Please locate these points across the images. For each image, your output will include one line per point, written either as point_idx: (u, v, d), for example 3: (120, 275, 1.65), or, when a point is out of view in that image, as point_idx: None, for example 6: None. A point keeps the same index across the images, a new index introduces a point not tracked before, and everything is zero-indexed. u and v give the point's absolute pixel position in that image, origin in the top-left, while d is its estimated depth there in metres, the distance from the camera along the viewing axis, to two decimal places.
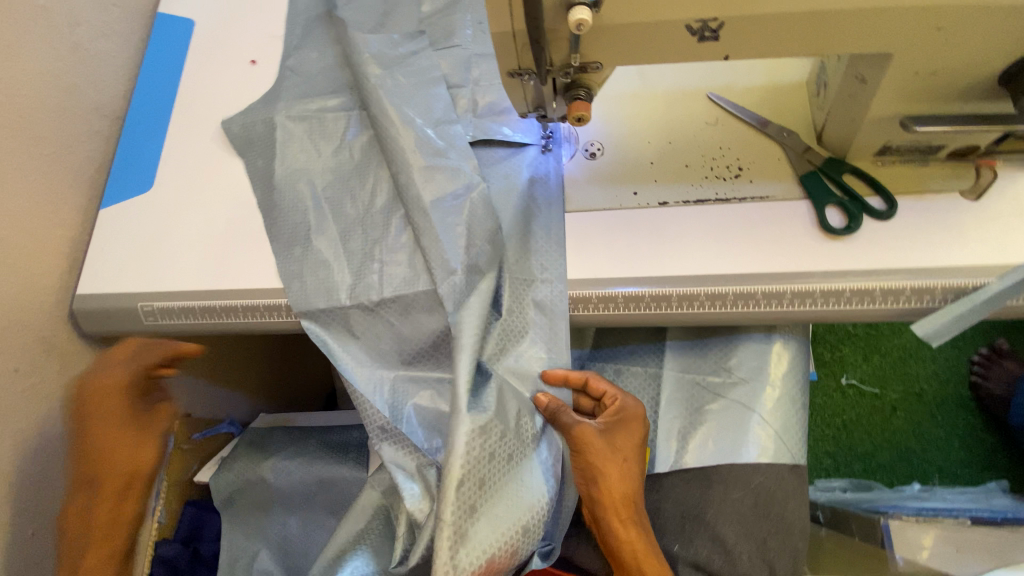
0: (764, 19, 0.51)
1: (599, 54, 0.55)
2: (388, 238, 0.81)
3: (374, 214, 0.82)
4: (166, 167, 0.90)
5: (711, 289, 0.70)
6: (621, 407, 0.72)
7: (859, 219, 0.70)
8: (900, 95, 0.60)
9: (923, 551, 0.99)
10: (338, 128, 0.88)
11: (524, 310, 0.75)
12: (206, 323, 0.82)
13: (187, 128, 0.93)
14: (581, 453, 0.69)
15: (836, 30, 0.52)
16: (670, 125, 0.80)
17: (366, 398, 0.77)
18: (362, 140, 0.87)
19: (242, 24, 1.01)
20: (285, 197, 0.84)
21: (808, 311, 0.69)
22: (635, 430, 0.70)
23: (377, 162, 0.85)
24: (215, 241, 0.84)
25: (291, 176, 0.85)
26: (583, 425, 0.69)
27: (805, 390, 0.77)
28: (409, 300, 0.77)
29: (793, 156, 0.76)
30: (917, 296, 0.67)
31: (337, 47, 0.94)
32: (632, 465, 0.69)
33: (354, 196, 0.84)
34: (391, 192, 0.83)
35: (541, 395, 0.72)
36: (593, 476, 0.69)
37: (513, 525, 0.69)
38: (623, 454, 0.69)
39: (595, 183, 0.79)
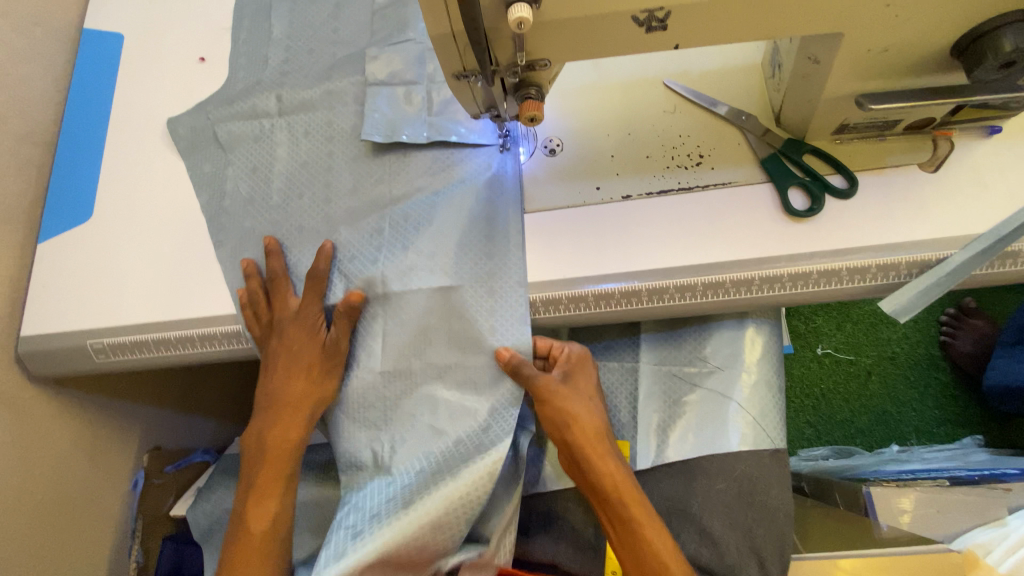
0: (713, 6, 0.49)
1: (545, 51, 0.53)
2: (343, 248, 0.76)
3: (328, 226, 0.78)
4: (108, 189, 0.85)
5: (680, 281, 0.70)
6: (569, 353, 0.74)
7: (821, 201, 0.69)
8: (855, 72, 0.59)
9: (902, 515, 1.03)
10: (288, 134, 0.83)
11: (485, 317, 0.72)
12: (171, 355, 0.78)
13: (129, 144, 0.87)
14: (551, 398, 0.69)
15: (787, 13, 0.50)
16: (629, 114, 0.79)
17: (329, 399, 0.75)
18: (314, 144, 0.82)
19: (183, 25, 0.94)
20: (239, 214, 0.80)
21: (776, 295, 0.70)
22: (585, 372, 0.74)
23: (327, 169, 0.81)
24: (164, 269, 0.79)
25: (243, 190, 0.81)
26: (545, 374, 0.70)
27: (781, 374, 0.77)
28: (365, 315, 0.74)
29: (752, 140, 0.75)
30: (883, 273, 0.68)
31: (284, 46, 0.89)
32: (595, 403, 0.73)
33: (306, 208, 0.79)
34: (346, 198, 0.79)
35: (501, 347, 0.70)
36: (565, 419, 0.70)
37: (456, 491, 0.68)
38: (585, 394, 0.72)
39: (556, 180, 0.77)
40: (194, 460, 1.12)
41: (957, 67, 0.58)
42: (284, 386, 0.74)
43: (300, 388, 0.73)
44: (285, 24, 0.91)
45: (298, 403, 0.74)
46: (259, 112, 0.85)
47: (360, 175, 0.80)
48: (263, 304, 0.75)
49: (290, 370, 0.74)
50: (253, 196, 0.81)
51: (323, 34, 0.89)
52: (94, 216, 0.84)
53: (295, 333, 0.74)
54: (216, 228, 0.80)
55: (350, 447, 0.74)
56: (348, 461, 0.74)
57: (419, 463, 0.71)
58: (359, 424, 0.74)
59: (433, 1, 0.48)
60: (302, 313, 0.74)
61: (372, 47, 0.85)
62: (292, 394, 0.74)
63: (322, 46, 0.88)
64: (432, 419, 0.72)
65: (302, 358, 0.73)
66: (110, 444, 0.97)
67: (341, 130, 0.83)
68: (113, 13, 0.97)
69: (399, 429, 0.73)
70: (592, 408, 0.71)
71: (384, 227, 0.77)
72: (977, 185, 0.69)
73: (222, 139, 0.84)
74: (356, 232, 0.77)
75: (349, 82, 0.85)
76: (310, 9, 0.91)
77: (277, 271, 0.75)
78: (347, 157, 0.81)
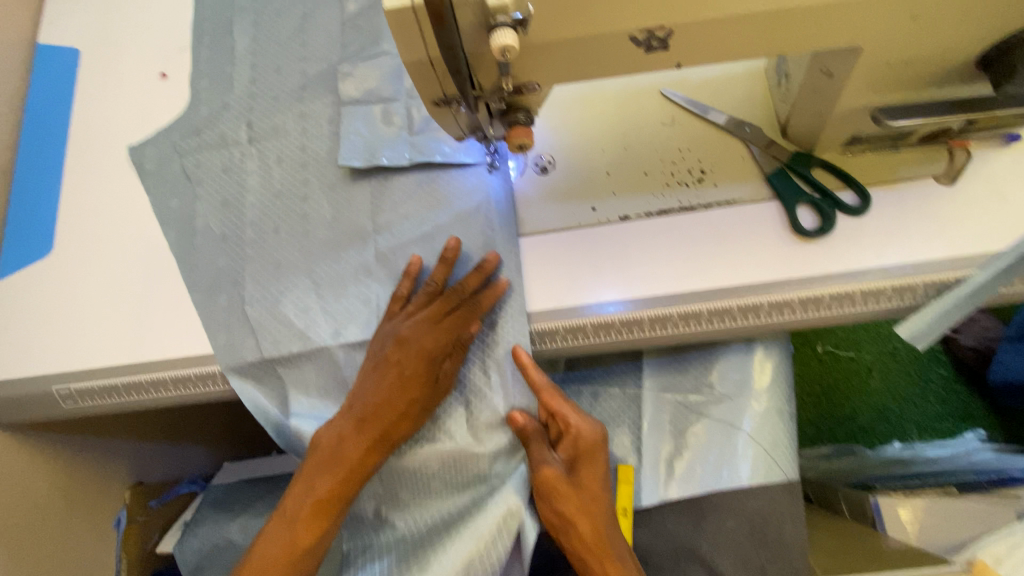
0: (720, 23, 0.44)
1: (534, 74, 0.47)
2: (325, 280, 0.72)
3: (306, 259, 0.73)
4: (70, 225, 0.79)
5: (683, 309, 0.65)
6: (578, 436, 0.66)
7: (832, 219, 0.65)
8: (871, 86, 0.54)
9: (909, 526, 0.99)
10: (259, 160, 0.78)
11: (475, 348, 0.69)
12: (154, 397, 0.73)
13: (89, 176, 0.81)
14: (551, 499, 0.65)
15: (799, 28, 0.45)
16: (624, 127, 0.74)
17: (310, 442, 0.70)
18: (287, 169, 0.77)
19: (140, 42, 0.88)
20: (211, 249, 0.75)
21: (785, 321, 0.66)
22: (593, 461, 0.67)
23: (305, 194, 0.76)
24: (132, 308, 0.74)
25: (213, 224, 0.75)
26: (547, 468, 0.64)
27: (790, 399, 0.72)
28: (355, 356, 0.70)
29: (756, 153, 0.70)
30: (899, 295, 0.64)
31: (250, 62, 0.83)
32: (599, 502, 0.66)
33: (283, 241, 0.74)
34: (327, 227, 0.74)
35: (515, 412, 0.66)
36: (564, 525, 0.65)
37: (463, 552, 0.67)
38: (591, 493, 0.66)
39: (548, 201, 0.72)
40: (181, 491, 1.08)
41: (980, 77, 0.54)
42: (346, 431, 0.66)
43: (341, 438, 0.66)
44: (251, 39, 0.85)
45: (366, 451, 0.66)
46: (227, 138, 0.79)
47: (341, 204, 0.75)
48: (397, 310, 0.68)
49: (377, 415, 0.65)
50: (226, 227, 0.75)
51: (291, 49, 0.83)
52: (56, 255, 0.78)
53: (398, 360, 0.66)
54: (188, 265, 0.75)
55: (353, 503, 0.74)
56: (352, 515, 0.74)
57: (428, 518, 0.72)
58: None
59: (404, 27, 0.42)
60: (438, 331, 0.66)
61: (345, 63, 0.80)
62: (364, 440, 0.65)
63: (292, 61, 0.83)
64: (433, 474, 0.70)
65: (400, 393, 0.65)
66: (88, 487, 0.92)
67: (317, 153, 0.77)
68: (68, 27, 0.90)
69: (400, 488, 0.72)
70: (596, 515, 0.65)
71: (370, 258, 0.72)
72: (996, 198, 0.64)
73: (188, 169, 0.78)
74: (341, 266, 0.72)
75: (323, 101, 0.79)
76: (277, 20, 0.85)
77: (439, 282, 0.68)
78: (324, 183, 0.76)
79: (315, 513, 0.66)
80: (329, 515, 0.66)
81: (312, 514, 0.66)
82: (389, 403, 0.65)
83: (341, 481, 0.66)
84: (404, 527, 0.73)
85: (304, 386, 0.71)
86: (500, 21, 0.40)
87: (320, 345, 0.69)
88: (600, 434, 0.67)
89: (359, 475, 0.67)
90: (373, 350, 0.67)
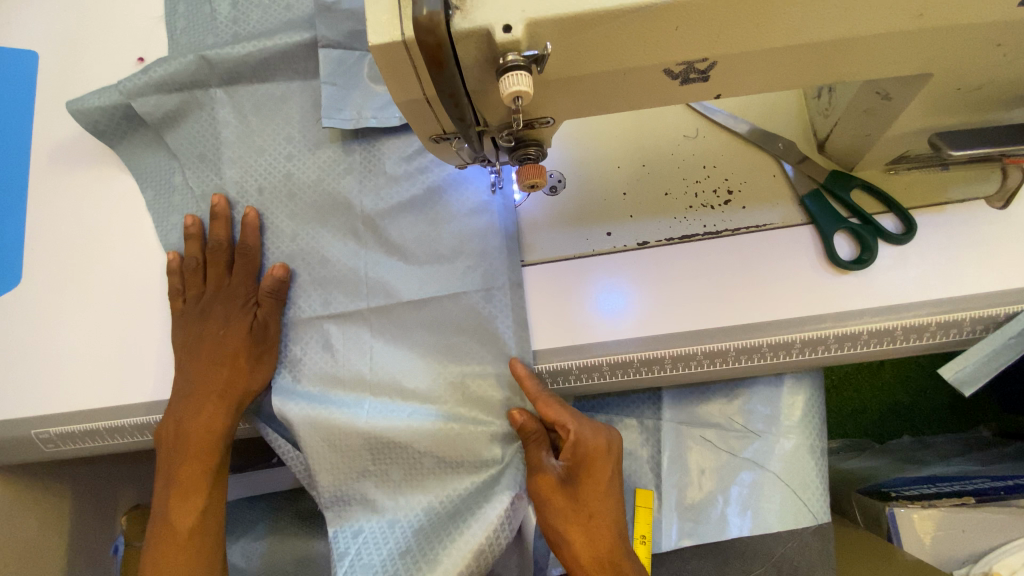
0: (772, 53, 0.36)
1: (549, 108, 0.40)
2: (317, 245, 0.69)
3: (291, 222, 0.70)
4: (41, 239, 0.73)
5: (708, 346, 0.60)
6: (580, 444, 0.62)
7: (873, 250, 0.59)
8: (932, 110, 0.47)
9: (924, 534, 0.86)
10: (234, 111, 0.72)
11: (466, 316, 0.65)
12: (143, 440, 0.69)
13: (60, 179, 0.75)
14: (545, 505, 0.62)
15: (868, 56, 0.38)
16: (644, 141, 0.67)
17: (298, 414, 0.63)
18: (269, 130, 0.72)
19: (107, 22, 0.79)
20: (191, 212, 0.72)
21: (819, 358, 0.60)
22: (596, 468, 0.63)
23: (285, 143, 0.71)
24: (111, 343, 0.69)
25: (190, 181, 0.72)
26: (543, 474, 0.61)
27: (822, 432, 0.69)
28: (344, 328, 0.66)
29: (790, 172, 0.63)
30: (943, 331, 0.58)
31: (230, 33, 0.75)
32: (599, 518, 0.62)
33: (267, 203, 0.70)
34: (315, 190, 0.70)
35: (513, 411, 0.62)
36: (558, 541, 0.63)
37: (477, 536, 0.62)
38: (589, 510, 0.62)
39: (558, 225, 0.66)
40: None
41: None
42: (181, 412, 0.64)
43: (181, 422, 0.64)
44: (230, 4, 0.76)
45: (214, 420, 0.65)
46: (186, 79, 0.71)
47: (325, 169, 0.70)
48: (190, 271, 0.69)
49: (205, 384, 0.65)
50: (206, 187, 0.72)
51: (274, 12, 0.75)
52: (31, 272, 0.72)
53: (204, 333, 0.67)
54: (169, 227, 0.72)
55: (336, 484, 0.64)
56: (334, 498, 0.64)
57: (428, 500, 0.64)
58: (341, 460, 0.64)
59: (395, 65, 0.35)
60: (228, 293, 0.69)
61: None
62: (209, 412, 0.64)
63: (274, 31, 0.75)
64: (423, 450, 0.63)
65: (216, 365, 0.65)
66: (85, 511, 0.89)
67: (300, 111, 0.72)
68: (25, 22, 0.81)
69: (392, 464, 0.64)
70: (592, 532, 0.62)
71: (359, 223, 0.69)
72: None
73: (145, 114, 0.72)
74: (326, 229, 0.69)
75: (291, 41, 0.71)
76: None
77: (219, 239, 0.69)
78: (309, 142, 0.71)
79: (180, 492, 0.66)
80: (202, 488, 0.66)
81: (182, 493, 0.66)
82: (202, 371, 0.65)
83: (195, 461, 0.65)
84: (397, 510, 0.64)
85: (300, 355, 0.67)
86: (511, 60, 0.33)
87: (310, 315, 0.67)
88: (603, 442, 0.63)
89: (214, 448, 0.66)
90: (176, 334, 0.67)
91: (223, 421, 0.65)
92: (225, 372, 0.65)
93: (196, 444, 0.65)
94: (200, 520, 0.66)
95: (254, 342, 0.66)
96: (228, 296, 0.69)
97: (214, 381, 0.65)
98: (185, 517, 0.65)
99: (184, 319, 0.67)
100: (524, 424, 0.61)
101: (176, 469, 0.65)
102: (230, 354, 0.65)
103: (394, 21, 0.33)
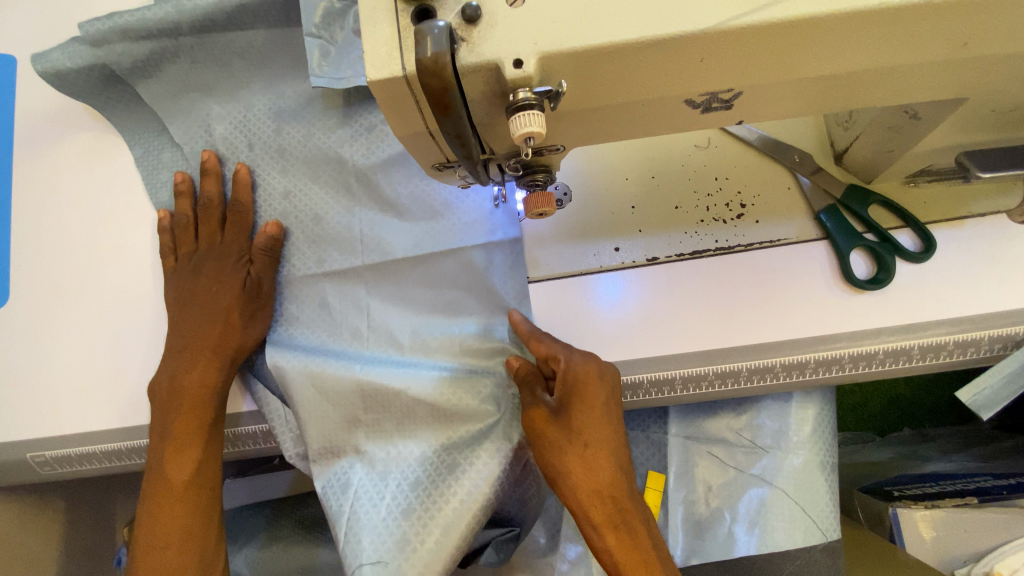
0: (801, 83, 0.34)
1: (561, 138, 0.38)
2: (309, 201, 0.67)
3: (283, 178, 0.67)
4: (20, 248, 0.69)
5: (720, 367, 0.59)
6: (569, 374, 0.55)
7: (891, 271, 0.57)
8: (964, 130, 0.45)
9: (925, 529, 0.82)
10: (219, 66, 0.69)
11: (463, 271, 0.64)
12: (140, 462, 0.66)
13: (42, 180, 0.70)
14: (538, 439, 0.58)
15: (904, 83, 0.35)
16: (654, 153, 0.64)
17: (293, 369, 0.62)
18: (262, 91, 0.69)
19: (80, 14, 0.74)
20: (181, 169, 0.69)
21: (833, 377, 0.59)
22: (591, 400, 0.56)
23: (276, 94, 0.69)
24: (104, 355, 0.65)
25: (178, 135, 0.68)
26: (533, 407, 0.57)
27: (833, 446, 0.67)
28: (339, 284, 0.65)
29: (805, 186, 0.61)
30: (960, 350, 0.57)
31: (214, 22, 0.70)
32: (597, 451, 0.57)
33: (257, 159, 0.68)
34: (305, 147, 0.68)
35: (510, 358, 0.59)
36: (553, 476, 0.58)
37: (476, 490, 0.60)
38: (584, 440, 0.57)
39: (564, 240, 0.63)
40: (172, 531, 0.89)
41: None
42: (175, 366, 0.61)
43: (175, 376, 0.61)
44: None
45: (208, 374, 0.61)
46: (156, 27, 0.66)
47: (313, 122, 0.68)
48: (182, 229, 0.66)
49: (198, 339, 0.62)
50: (196, 144, 0.68)
51: None
52: (17, 290, 0.68)
53: (196, 288, 0.64)
54: (159, 184, 0.69)
55: (325, 435, 0.62)
56: (322, 449, 0.62)
57: (421, 451, 0.61)
58: (332, 410, 0.62)
59: (396, 99, 0.33)
60: (220, 250, 0.66)
61: None
62: (203, 364, 0.61)
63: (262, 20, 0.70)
64: (420, 403, 0.61)
65: (209, 321, 0.63)
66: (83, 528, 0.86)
67: (290, 84, 0.69)
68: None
69: (382, 415, 0.62)
70: (589, 464, 0.57)
71: (352, 178, 0.67)
72: None
73: (118, 67, 0.67)
74: (318, 186, 0.67)
75: None
76: None
77: (210, 196, 0.66)
78: (301, 97, 0.69)
79: (174, 446, 0.60)
80: (197, 443, 0.61)
81: (174, 449, 0.60)
82: (195, 324, 0.63)
83: (185, 416, 0.60)
84: (389, 463, 0.61)
85: (295, 311, 0.65)
86: (523, 98, 0.31)
87: (304, 273, 0.65)
88: (597, 369, 0.56)
89: (208, 402, 0.61)
90: (167, 292, 0.65)
91: (218, 374, 0.62)
92: (218, 324, 0.62)
93: (190, 397, 0.60)
94: (194, 477, 0.61)
95: (250, 297, 0.63)
96: (221, 253, 0.66)
97: (207, 333, 0.62)
98: (178, 473, 0.61)
99: (178, 276, 0.65)
100: (521, 369, 0.58)
101: (166, 426, 0.60)
102: (224, 309, 0.63)
103: (394, 54, 0.31)
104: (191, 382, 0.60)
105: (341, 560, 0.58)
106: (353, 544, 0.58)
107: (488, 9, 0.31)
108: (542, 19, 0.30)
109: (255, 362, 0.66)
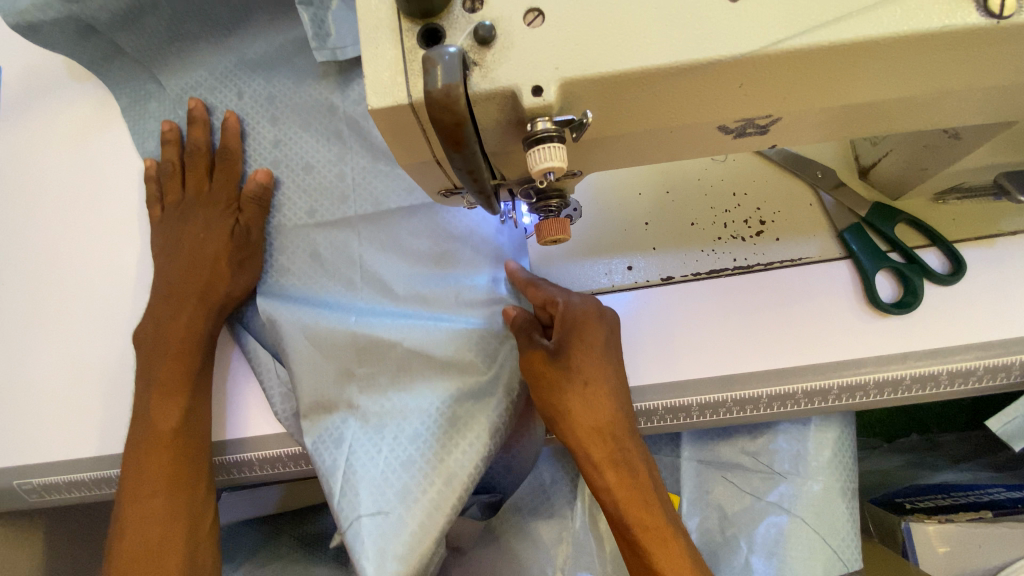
0: (843, 108, 0.31)
1: (579, 165, 0.35)
2: (299, 152, 0.64)
3: (273, 128, 0.65)
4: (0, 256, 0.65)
5: (738, 394, 0.56)
6: (567, 312, 0.53)
7: (920, 295, 0.54)
8: (1005, 148, 0.42)
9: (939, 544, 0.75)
10: (205, 29, 0.64)
11: (461, 217, 0.62)
12: None
13: (26, 179, 0.66)
14: (536, 383, 0.53)
15: (953, 106, 0.32)
16: (669, 167, 0.62)
17: (286, 321, 0.59)
18: (249, 53, 0.66)
19: None
20: (169, 118, 0.66)
21: (856, 404, 0.56)
22: (591, 338, 0.52)
23: (263, 44, 0.65)
24: (92, 368, 0.61)
25: (171, 83, 0.66)
26: (529, 349, 0.53)
27: (854, 472, 0.64)
28: (331, 233, 0.62)
29: (828, 204, 0.58)
30: (991, 375, 0.54)
31: None
32: (599, 390, 0.51)
33: (247, 107, 0.65)
34: (293, 99, 0.65)
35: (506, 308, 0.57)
36: (552, 420, 0.53)
37: (478, 442, 0.55)
38: (585, 379, 0.51)
39: (574, 257, 0.60)
40: None
41: None
42: (163, 315, 0.58)
43: (164, 323, 0.58)
44: None
45: (196, 322, 0.58)
46: None
47: (303, 73, 0.65)
48: (169, 177, 0.64)
49: (186, 285, 0.59)
50: (184, 93, 0.66)
51: None
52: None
53: (184, 236, 0.61)
54: (146, 133, 0.66)
55: (316, 387, 0.57)
56: (312, 403, 0.56)
57: (420, 403, 0.57)
58: (325, 362, 0.58)
59: (399, 126, 0.30)
60: (209, 198, 0.63)
61: None
62: (192, 311, 0.58)
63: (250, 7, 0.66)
64: (417, 351, 0.58)
65: (197, 267, 0.60)
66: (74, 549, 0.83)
67: (280, 59, 0.66)
68: None
69: (377, 366, 0.58)
70: (590, 403, 0.51)
71: (343, 128, 0.64)
72: None
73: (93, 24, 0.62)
74: (309, 136, 0.64)
75: None
76: None
77: (199, 143, 0.64)
78: (291, 46, 0.65)
79: (162, 391, 0.56)
80: (185, 390, 0.56)
81: (163, 392, 0.56)
82: (183, 271, 0.60)
83: (173, 363, 0.57)
84: (385, 415, 0.57)
85: (286, 263, 0.62)
86: (542, 129, 0.28)
87: (295, 224, 0.63)
88: (595, 308, 0.53)
89: (195, 352, 0.58)
90: (155, 241, 0.62)
91: (207, 322, 0.58)
92: (206, 270, 0.59)
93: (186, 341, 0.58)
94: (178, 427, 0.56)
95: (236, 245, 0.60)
96: (209, 201, 0.63)
97: (195, 279, 0.59)
98: (162, 421, 0.56)
99: (167, 224, 0.62)
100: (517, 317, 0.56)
101: (156, 372, 0.57)
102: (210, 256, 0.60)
103: (397, 79, 0.28)
104: (181, 329, 0.57)
105: (334, 517, 0.53)
106: (349, 497, 0.54)
107: (504, 29, 0.28)
108: (564, 41, 0.28)
109: (245, 315, 0.63)
